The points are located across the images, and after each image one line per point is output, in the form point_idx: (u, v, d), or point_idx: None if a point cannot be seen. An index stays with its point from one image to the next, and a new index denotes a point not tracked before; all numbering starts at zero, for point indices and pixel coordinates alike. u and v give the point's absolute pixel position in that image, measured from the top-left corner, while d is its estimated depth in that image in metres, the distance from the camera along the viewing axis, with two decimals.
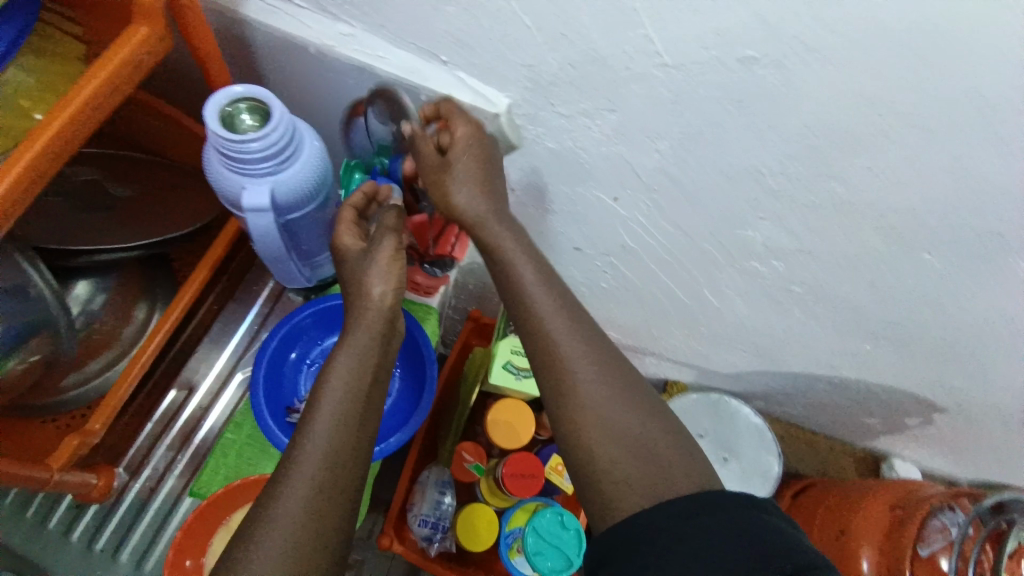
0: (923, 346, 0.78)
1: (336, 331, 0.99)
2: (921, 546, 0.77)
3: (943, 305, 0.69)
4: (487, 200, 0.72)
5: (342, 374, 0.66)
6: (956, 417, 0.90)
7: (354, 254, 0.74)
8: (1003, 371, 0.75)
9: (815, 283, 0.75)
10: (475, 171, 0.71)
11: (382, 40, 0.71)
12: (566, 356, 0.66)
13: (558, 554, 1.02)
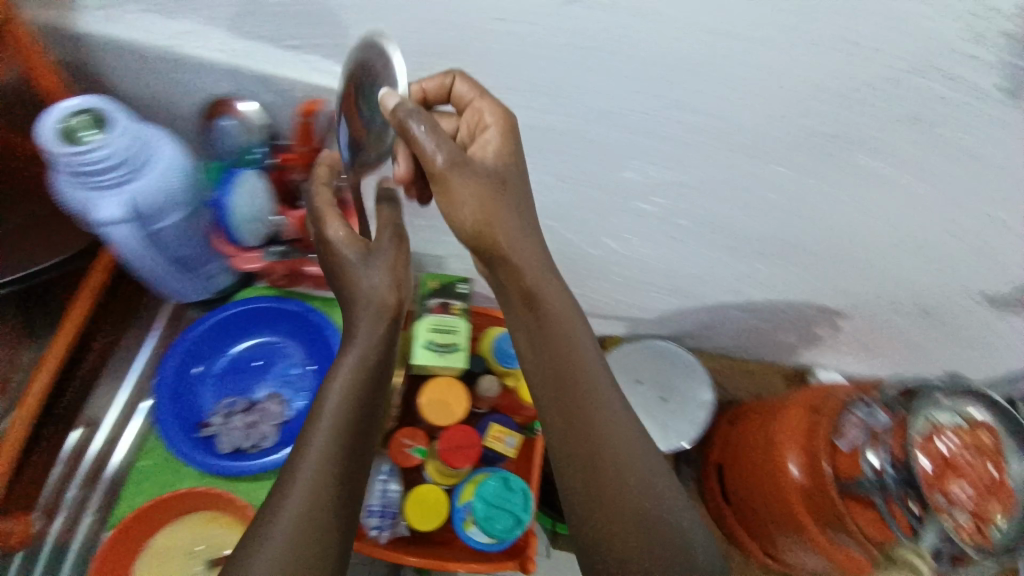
0: (846, 262, 0.68)
1: (240, 336, 0.77)
2: (839, 442, 0.67)
3: (821, 220, 0.63)
4: (516, 218, 0.52)
5: (339, 401, 0.53)
6: (862, 326, 0.85)
7: (341, 245, 0.58)
8: (896, 278, 0.71)
9: (719, 216, 0.65)
10: (494, 186, 0.51)
11: (230, 33, 0.58)
12: (613, 418, 0.50)
13: (508, 514, 0.68)
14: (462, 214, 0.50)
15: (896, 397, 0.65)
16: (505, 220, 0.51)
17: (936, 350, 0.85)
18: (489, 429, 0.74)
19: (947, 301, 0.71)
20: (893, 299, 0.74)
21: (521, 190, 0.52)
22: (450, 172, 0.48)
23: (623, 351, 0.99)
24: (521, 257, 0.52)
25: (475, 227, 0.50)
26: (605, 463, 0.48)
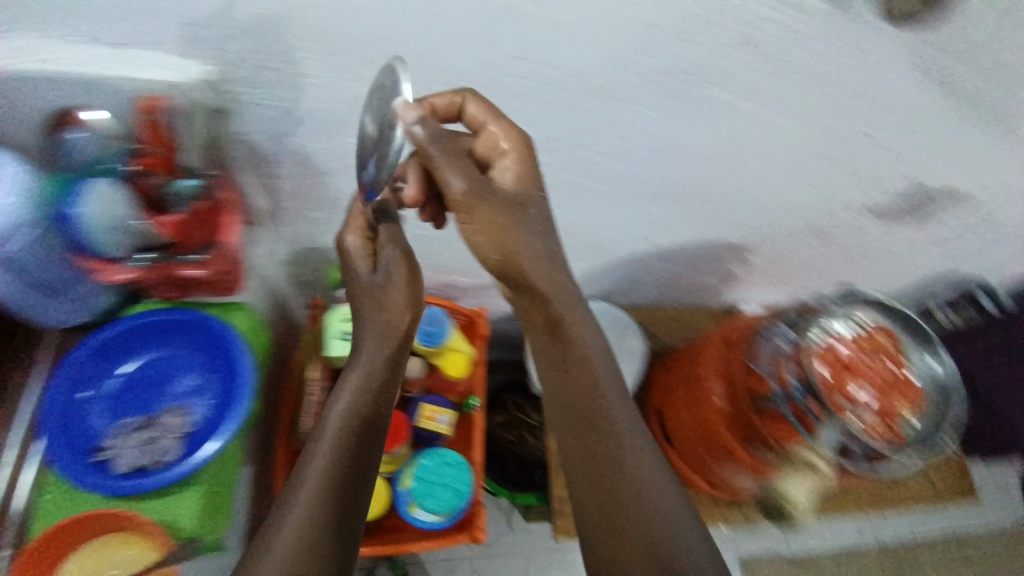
0: (732, 193, 0.70)
1: (128, 350, 0.61)
2: (756, 363, 0.69)
3: (702, 155, 0.64)
4: (541, 246, 0.50)
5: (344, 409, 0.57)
6: (767, 262, 0.87)
7: (354, 267, 0.59)
8: (780, 205, 0.73)
9: (607, 163, 0.64)
10: (521, 218, 0.49)
11: (29, 29, 0.49)
12: (624, 431, 0.55)
13: (447, 488, 0.69)
14: (487, 247, 0.49)
15: (801, 316, 0.70)
16: (529, 254, 0.50)
17: (841, 266, 0.88)
18: (418, 410, 0.74)
19: (833, 216, 0.75)
20: (782, 222, 0.77)
21: (543, 218, 0.50)
22: (477, 206, 0.47)
23: None
24: (548, 288, 0.52)
25: (500, 264, 0.50)
26: (619, 484, 0.53)
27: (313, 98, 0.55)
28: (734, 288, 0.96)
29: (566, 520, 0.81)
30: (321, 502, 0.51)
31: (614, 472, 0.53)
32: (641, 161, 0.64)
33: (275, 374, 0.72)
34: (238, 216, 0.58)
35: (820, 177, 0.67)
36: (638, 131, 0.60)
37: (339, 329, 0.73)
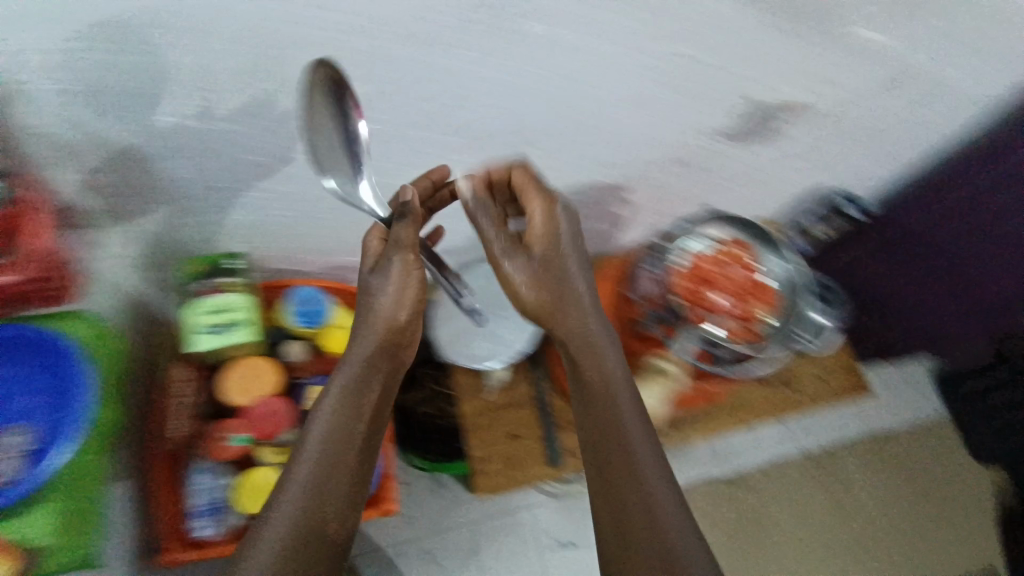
0: (578, 125, 0.72)
1: None
2: (638, 292, 0.85)
3: (533, 91, 0.65)
4: (568, 296, 0.68)
5: (336, 403, 0.67)
6: (648, 198, 0.90)
7: (370, 278, 0.69)
8: (634, 137, 0.75)
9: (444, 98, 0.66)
10: (550, 269, 0.67)
11: None
12: (637, 441, 0.65)
13: None
14: (517, 290, 0.67)
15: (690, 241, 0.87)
16: (551, 297, 0.67)
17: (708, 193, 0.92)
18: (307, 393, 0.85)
19: (680, 143, 0.79)
20: (637, 156, 0.80)
21: (592, 306, 0.69)
22: (512, 253, 0.66)
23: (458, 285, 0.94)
24: (568, 330, 0.68)
25: (538, 301, 0.67)
26: (621, 464, 0.64)
27: (115, 78, 0.55)
28: (626, 230, 0.98)
29: (483, 477, 0.87)
30: (324, 475, 0.64)
31: (637, 493, 0.63)
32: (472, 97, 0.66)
33: (151, 375, 0.82)
34: (44, 216, 0.63)
35: (654, 100, 0.70)
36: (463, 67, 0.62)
37: (204, 322, 0.78)
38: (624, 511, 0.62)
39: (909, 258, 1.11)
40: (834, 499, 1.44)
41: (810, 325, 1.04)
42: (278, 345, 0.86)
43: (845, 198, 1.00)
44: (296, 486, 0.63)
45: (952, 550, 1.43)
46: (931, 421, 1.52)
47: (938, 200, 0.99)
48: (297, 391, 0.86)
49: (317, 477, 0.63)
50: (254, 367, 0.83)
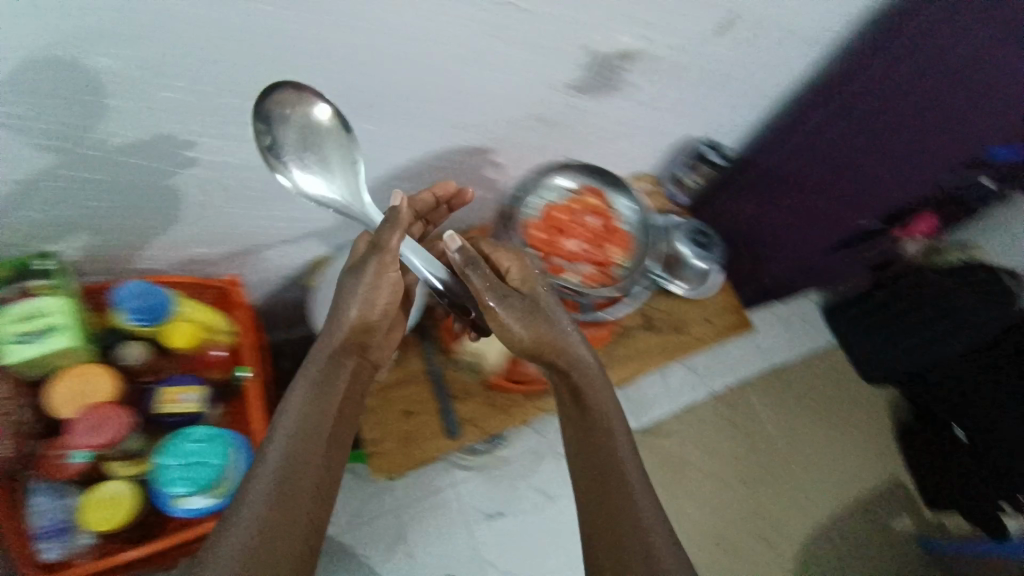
0: (432, 90, 0.69)
1: None
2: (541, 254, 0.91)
3: (370, 47, 0.61)
4: (552, 328, 0.77)
5: (300, 408, 0.68)
6: (520, 154, 0.89)
7: (356, 295, 0.73)
8: (490, 90, 0.73)
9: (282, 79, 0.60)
10: (537, 311, 0.77)
11: None
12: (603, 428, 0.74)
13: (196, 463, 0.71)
14: (507, 325, 0.74)
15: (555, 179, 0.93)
16: (544, 336, 0.76)
17: (577, 149, 0.93)
18: (156, 396, 0.74)
19: (538, 100, 0.78)
20: (499, 116, 0.78)
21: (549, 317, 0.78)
22: (514, 305, 0.74)
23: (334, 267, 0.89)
24: (549, 343, 0.76)
25: (535, 343, 0.75)
26: (596, 452, 0.72)
27: None
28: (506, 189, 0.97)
29: (382, 459, 0.87)
30: (281, 479, 0.62)
31: (613, 477, 0.71)
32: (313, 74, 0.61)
33: None
34: None
35: (505, 57, 0.69)
36: (295, 41, 0.57)
37: (11, 329, 0.67)
38: (603, 498, 0.69)
39: (772, 203, 1.14)
40: (744, 433, 1.52)
41: (691, 272, 1.09)
42: (123, 342, 0.74)
43: (709, 146, 1.06)
44: (268, 472, 0.62)
45: (850, 463, 1.56)
46: (814, 347, 1.68)
47: (791, 137, 1.05)
48: (145, 395, 0.75)
49: (289, 466, 0.63)
50: (87, 371, 0.71)
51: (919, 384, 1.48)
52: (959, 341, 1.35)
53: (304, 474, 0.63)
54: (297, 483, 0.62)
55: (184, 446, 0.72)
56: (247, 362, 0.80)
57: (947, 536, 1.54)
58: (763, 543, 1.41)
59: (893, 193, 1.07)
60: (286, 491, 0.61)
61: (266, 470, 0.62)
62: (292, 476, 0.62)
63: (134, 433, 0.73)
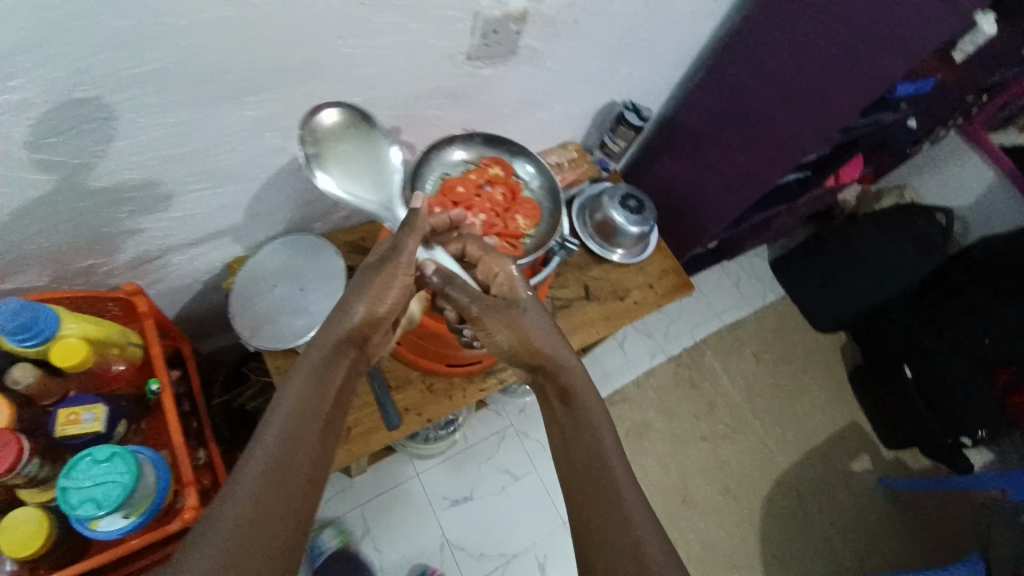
0: (321, 73, 0.65)
1: None
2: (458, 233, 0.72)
3: (245, 36, 0.57)
4: (546, 330, 0.62)
5: (302, 384, 0.54)
6: (433, 132, 0.86)
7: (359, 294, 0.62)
8: (385, 68, 0.69)
9: (148, 77, 0.55)
10: (500, 312, 0.62)
11: None
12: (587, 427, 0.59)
13: (103, 481, 0.61)
14: (491, 337, 0.62)
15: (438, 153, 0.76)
16: (527, 340, 0.61)
17: (494, 120, 0.92)
18: (56, 418, 0.65)
19: (440, 74, 0.75)
20: (402, 94, 0.75)
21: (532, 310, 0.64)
22: (485, 312, 0.62)
23: (250, 265, 0.85)
24: (540, 342, 0.61)
25: (511, 345, 0.62)
26: (587, 466, 0.56)
27: None
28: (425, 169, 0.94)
29: None
30: (279, 463, 0.48)
31: (602, 490, 0.55)
32: (181, 70, 0.56)
33: None
34: None
35: (395, 31, 0.65)
36: (152, 34, 0.52)
37: None
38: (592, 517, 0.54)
39: (697, 160, 1.18)
40: (702, 392, 1.54)
41: (626, 237, 1.06)
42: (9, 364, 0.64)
43: (628, 108, 1.05)
44: (261, 455, 0.48)
45: (807, 411, 1.59)
46: (764, 301, 1.72)
47: (705, 93, 1.10)
48: (48, 418, 0.66)
49: (287, 447, 0.49)
50: None
51: (862, 323, 1.60)
52: (891, 281, 1.48)
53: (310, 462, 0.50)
54: (298, 470, 0.49)
55: (92, 463, 0.62)
56: (160, 373, 0.73)
57: (907, 471, 1.58)
58: (728, 497, 1.42)
59: (809, 142, 0.98)
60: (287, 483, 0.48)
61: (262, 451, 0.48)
62: (290, 462, 0.49)
63: (36, 456, 0.62)
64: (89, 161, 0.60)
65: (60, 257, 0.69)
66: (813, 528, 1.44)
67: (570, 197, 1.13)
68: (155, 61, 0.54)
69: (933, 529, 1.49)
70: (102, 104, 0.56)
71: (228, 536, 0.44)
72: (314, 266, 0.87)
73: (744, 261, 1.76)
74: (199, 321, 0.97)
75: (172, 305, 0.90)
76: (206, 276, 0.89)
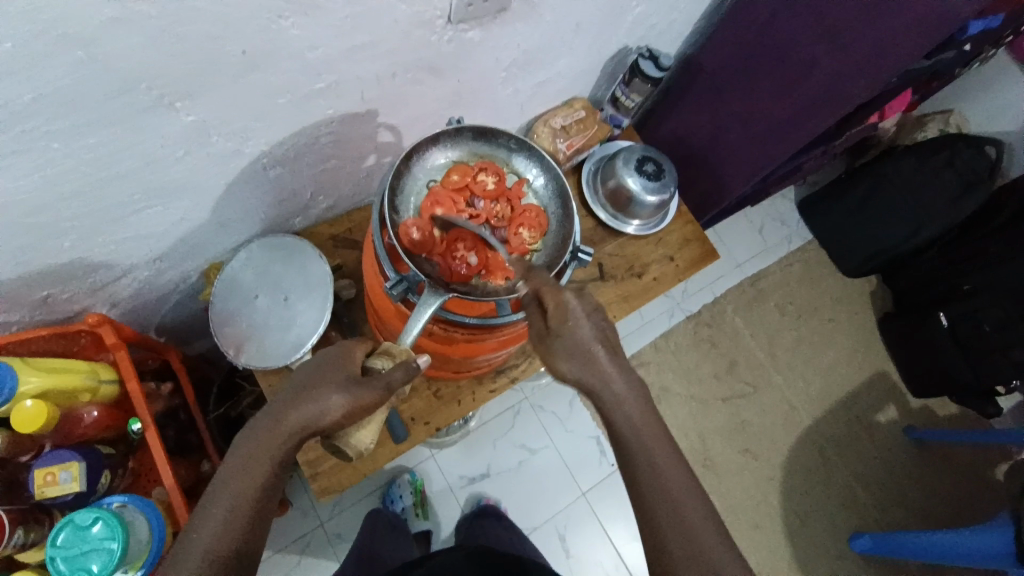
0: (271, 64, 0.53)
1: None
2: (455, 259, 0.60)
3: (164, 32, 0.44)
4: (604, 361, 0.55)
5: (307, 379, 0.51)
6: (414, 110, 0.73)
7: (336, 376, 0.50)
8: (350, 45, 0.56)
9: (54, 96, 0.44)
10: (561, 346, 0.55)
11: None
12: (653, 447, 0.54)
13: (91, 548, 0.57)
14: (559, 371, 0.56)
15: (402, 162, 0.61)
16: (596, 363, 0.55)
17: (487, 87, 0.79)
18: (33, 479, 0.61)
19: (418, 45, 0.62)
20: (375, 73, 0.62)
21: (581, 343, 0.55)
22: (551, 347, 0.55)
23: (229, 274, 0.76)
24: (596, 380, 0.55)
25: (581, 378, 0.55)
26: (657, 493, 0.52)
27: None
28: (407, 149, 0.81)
29: (325, 478, 0.76)
30: (258, 470, 0.49)
31: (668, 516, 0.51)
32: (93, 86, 0.45)
33: None
34: None
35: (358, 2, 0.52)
36: (43, 48, 0.41)
37: None
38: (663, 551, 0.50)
39: (716, 108, 1.04)
40: (724, 351, 1.47)
41: (644, 209, 0.95)
42: None
43: (643, 55, 0.91)
44: (246, 459, 0.49)
45: (833, 363, 1.52)
46: (790, 246, 1.60)
47: (730, 32, 0.95)
48: (27, 473, 0.62)
49: (268, 454, 0.49)
50: None
51: (892, 263, 1.48)
52: (928, 222, 1.36)
53: (268, 507, 0.50)
54: (268, 477, 0.49)
55: (75, 530, 0.58)
56: (142, 410, 0.68)
57: (934, 420, 1.53)
58: (748, 456, 1.39)
59: (853, 90, 0.85)
60: (245, 528, 0.48)
61: (232, 478, 0.48)
62: (266, 467, 0.49)
63: (20, 524, 0.59)
64: (7, 198, 0.50)
65: (6, 295, 0.61)
66: (834, 483, 1.42)
67: (579, 161, 1.01)
68: (55, 77, 0.43)
69: (955, 478, 1.47)
70: (6, 138, 0.45)
71: (203, 542, 0.46)
72: (295, 270, 0.77)
73: (768, 203, 1.63)
74: (182, 328, 0.89)
75: (149, 319, 0.82)
76: (180, 287, 0.80)
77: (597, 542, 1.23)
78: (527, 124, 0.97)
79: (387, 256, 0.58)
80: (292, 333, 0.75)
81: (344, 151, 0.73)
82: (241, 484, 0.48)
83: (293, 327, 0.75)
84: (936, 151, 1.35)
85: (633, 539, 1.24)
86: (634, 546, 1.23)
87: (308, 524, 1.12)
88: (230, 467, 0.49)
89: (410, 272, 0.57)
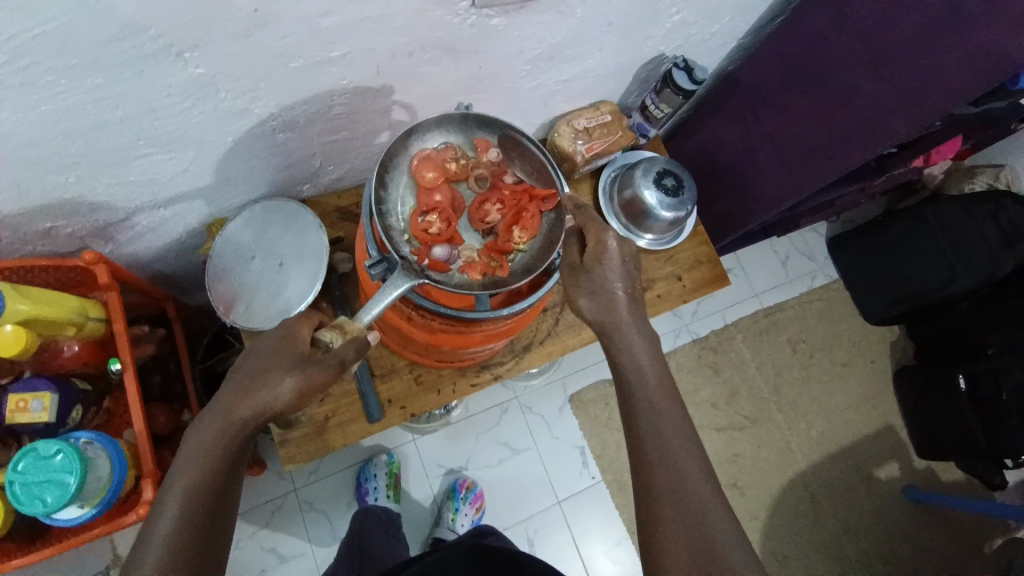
0: (279, 24, 0.52)
1: None
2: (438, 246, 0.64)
3: None
4: (628, 301, 0.60)
5: (261, 364, 0.53)
6: (430, 92, 0.72)
7: (287, 360, 0.53)
8: (365, 17, 0.55)
9: (58, 37, 0.45)
10: (588, 280, 0.60)
11: None
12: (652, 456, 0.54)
13: (48, 479, 0.59)
14: (578, 305, 0.61)
15: (400, 141, 0.64)
16: (613, 306, 0.59)
17: (509, 77, 0.77)
18: (7, 403, 0.63)
19: (439, 24, 0.61)
20: (389, 48, 0.61)
21: (603, 286, 0.60)
22: (578, 281, 0.61)
23: (229, 229, 0.77)
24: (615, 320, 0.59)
25: (596, 315, 0.60)
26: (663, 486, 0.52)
27: None
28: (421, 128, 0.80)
29: (294, 446, 0.76)
30: (217, 450, 0.51)
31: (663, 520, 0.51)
32: (92, 28, 0.45)
33: None
34: None
35: None
36: None
37: None
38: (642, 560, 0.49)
39: (751, 127, 1.00)
40: (726, 379, 1.43)
41: (657, 223, 0.92)
42: None
43: (677, 65, 0.88)
44: (203, 439, 0.51)
45: (838, 409, 1.47)
46: (813, 282, 1.54)
47: (773, 49, 0.91)
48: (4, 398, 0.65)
49: (226, 435, 0.51)
50: None
51: (918, 315, 1.41)
52: (963, 275, 1.27)
53: (228, 497, 0.52)
54: (227, 454, 0.51)
55: (38, 458, 0.59)
56: (121, 352, 0.69)
57: (936, 484, 1.47)
58: (735, 490, 1.36)
59: (894, 124, 0.80)
60: (211, 504, 0.50)
61: (193, 458, 0.50)
62: (224, 445, 0.51)
63: None
64: (9, 130, 0.51)
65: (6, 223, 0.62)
66: (821, 531, 1.37)
67: (599, 166, 0.99)
68: (60, 16, 0.43)
69: (948, 545, 1.41)
70: (11, 69, 0.46)
71: (175, 518, 0.48)
72: (292, 234, 0.77)
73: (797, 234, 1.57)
74: (182, 276, 0.91)
75: (149, 263, 0.83)
76: (181, 238, 0.81)
77: (566, 552, 1.21)
78: (548, 119, 0.95)
79: (372, 237, 0.61)
80: (281, 296, 0.75)
81: (356, 123, 0.72)
82: (200, 463, 0.50)
83: (282, 291, 0.75)
84: (982, 201, 1.27)
85: (603, 553, 1.22)
86: (603, 561, 1.22)
87: (282, 487, 1.13)
88: (181, 465, 0.50)
89: (391, 254, 0.60)
